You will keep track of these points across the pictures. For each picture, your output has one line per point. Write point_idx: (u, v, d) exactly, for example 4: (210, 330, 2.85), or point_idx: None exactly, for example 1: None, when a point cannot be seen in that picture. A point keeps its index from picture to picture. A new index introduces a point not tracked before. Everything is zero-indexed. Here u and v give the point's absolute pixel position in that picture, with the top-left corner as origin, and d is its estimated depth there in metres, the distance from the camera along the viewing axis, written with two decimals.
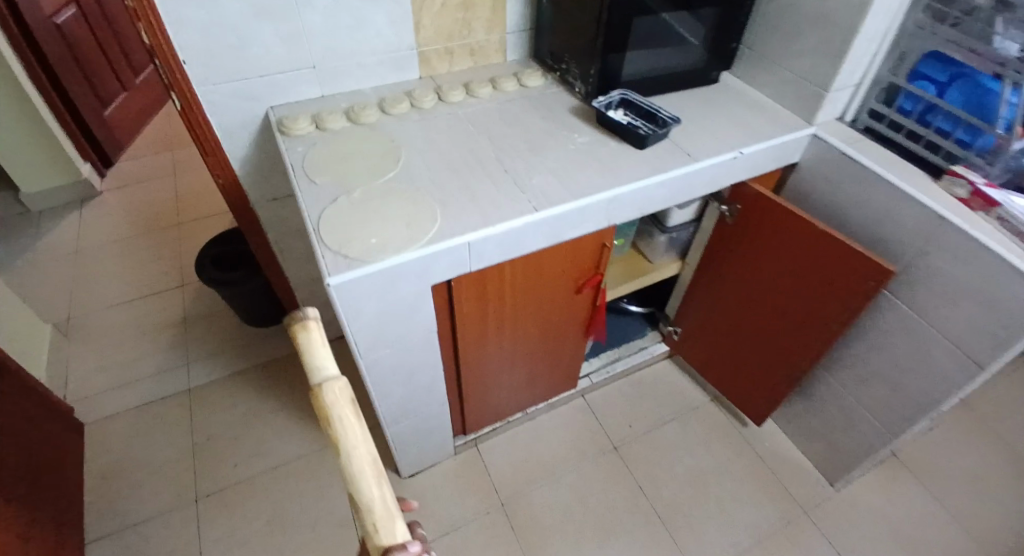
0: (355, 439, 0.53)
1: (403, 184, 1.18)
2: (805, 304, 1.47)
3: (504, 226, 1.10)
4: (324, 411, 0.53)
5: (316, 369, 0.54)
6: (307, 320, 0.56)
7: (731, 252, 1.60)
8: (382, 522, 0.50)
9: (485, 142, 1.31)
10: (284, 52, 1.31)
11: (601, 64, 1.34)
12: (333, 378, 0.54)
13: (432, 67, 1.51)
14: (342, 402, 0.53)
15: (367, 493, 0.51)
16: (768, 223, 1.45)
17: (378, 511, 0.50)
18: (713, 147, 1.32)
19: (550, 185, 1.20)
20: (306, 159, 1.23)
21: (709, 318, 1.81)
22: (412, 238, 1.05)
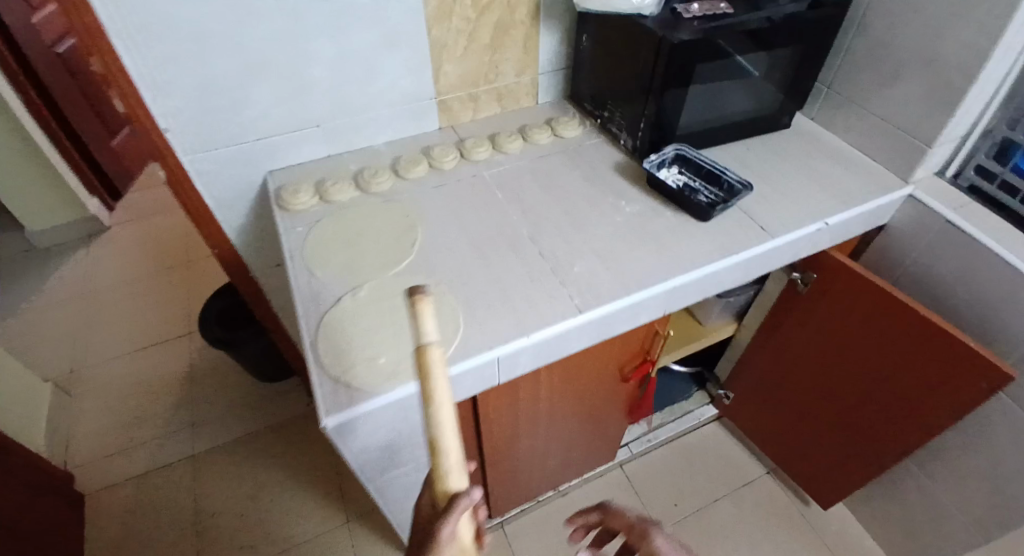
0: (445, 399, 0.53)
1: (420, 277, 0.99)
2: (892, 392, 1.25)
3: (542, 335, 0.90)
4: (423, 367, 0.54)
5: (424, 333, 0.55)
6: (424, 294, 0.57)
7: (802, 321, 1.38)
8: (452, 471, 0.54)
9: (516, 214, 1.11)
10: (285, 112, 1.13)
11: (653, 118, 1.14)
12: (437, 344, 0.54)
13: (455, 116, 1.31)
14: (440, 366, 0.53)
15: (444, 449, 0.54)
16: (851, 297, 1.23)
17: (451, 462, 0.54)
18: (792, 217, 1.09)
19: (596, 273, 1.00)
20: (304, 246, 1.04)
21: (770, 388, 1.59)
22: (429, 357, 0.86)
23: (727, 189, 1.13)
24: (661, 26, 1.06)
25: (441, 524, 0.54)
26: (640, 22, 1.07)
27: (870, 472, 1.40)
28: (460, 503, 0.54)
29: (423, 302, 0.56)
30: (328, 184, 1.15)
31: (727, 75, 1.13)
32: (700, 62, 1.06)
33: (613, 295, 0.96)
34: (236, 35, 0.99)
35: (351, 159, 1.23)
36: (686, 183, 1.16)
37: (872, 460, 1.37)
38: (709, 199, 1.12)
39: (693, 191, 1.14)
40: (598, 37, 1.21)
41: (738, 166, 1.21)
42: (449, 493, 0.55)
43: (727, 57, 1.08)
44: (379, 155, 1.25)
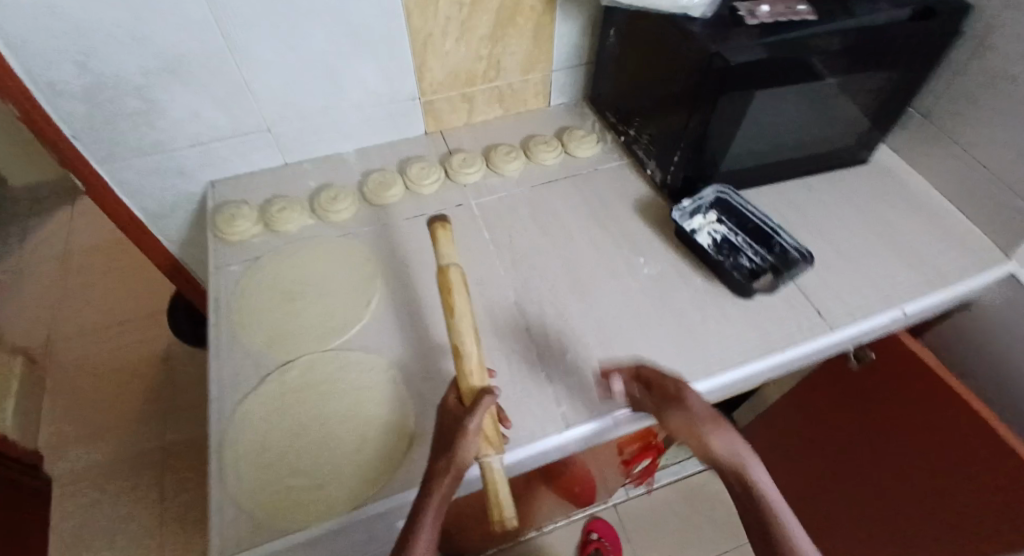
0: (463, 306, 0.64)
1: (369, 356, 0.79)
2: (928, 512, 0.98)
3: (518, 459, 0.70)
4: (446, 285, 0.64)
5: (446, 257, 0.66)
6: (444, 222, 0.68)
7: (838, 396, 1.13)
8: (474, 370, 0.63)
9: (502, 268, 0.89)
10: (226, 117, 0.91)
11: (690, 152, 0.89)
12: (455, 265, 0.65)
13: (444, 120, 1.06)
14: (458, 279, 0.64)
15: (467, 345, 0.63)
16: (904, 389, 0.96)
17: (472, 360, 0.63)
18: (856, 302, 0.85)
19: (591, 367, 0.78)
20: (234, 295, 0.84)
21: (790, 459, 1.34)
22: (363, 477, 0.69)
23: (778, 255, 0.89)
24: (712, 35, 0.78)
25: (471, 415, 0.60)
26: (684, 26, 0.80)
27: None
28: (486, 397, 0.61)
29: (445, 229, 0.66)
30: (275, 207, 0.93)
31: (797, 104, 0.85)
32: (759, 89, 0.79)
33: (609, 405, 0.74)
34: (149, 26, 0.77)
35: (311, 172, 1.00)
36: (725, 239, 0.91)
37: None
38: (753, 268, 0.88)
39: (732, 253, 0.90)
40: (631, 34, 0.93)
41: (792, 219, 0.95)
42: (474, 388, 0.62)
43: (796, 84, 0.81)
44: (345, 168, 1.01)
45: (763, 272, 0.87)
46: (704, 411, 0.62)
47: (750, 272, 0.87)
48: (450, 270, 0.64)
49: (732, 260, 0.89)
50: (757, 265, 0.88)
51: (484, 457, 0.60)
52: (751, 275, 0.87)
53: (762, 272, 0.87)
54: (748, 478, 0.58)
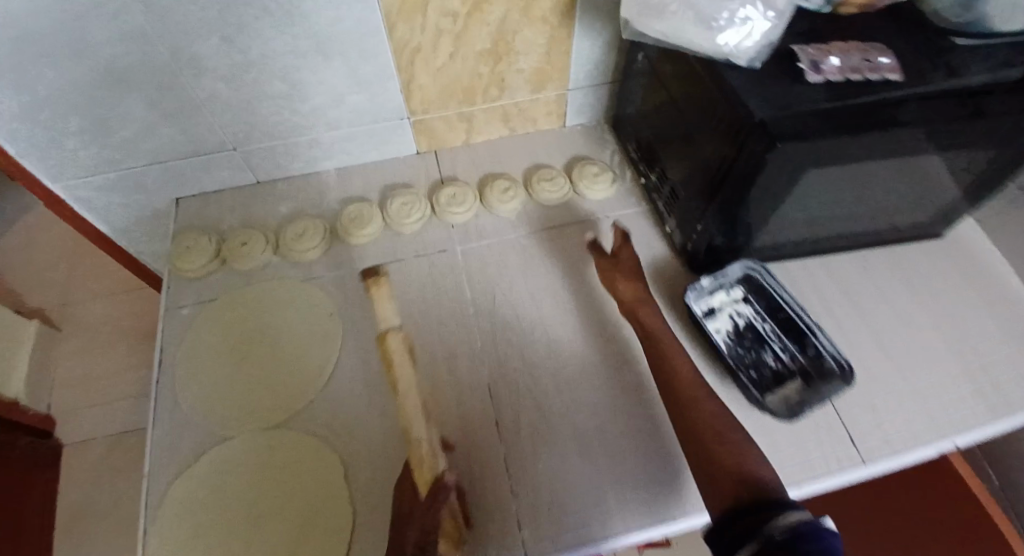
0: (407, 379, 0.64)
1: (314, 441, 0.70)
2: None
3: None
4: (388, 358, 0.65)
5: (387, 317, 0.70)
6: (379, 275, 0.73)
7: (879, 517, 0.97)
8: (426, 458, 0.59)
9: (480, 339, 0.77)
10: (184, 136, 0.79)
11: (718, 224, 0.73)
12: (395, 327, 0.68)
13: (439, 139, 0.91)
14: (400, 351, 0.65)
15: (417, 433, 0.60)
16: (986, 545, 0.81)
17: (423, 447, 0.60)
18: (895, 429, 0.71)
19: (564, 481, 0.68)
20: (180, 350, 0.77)
21: None
22: None
23: (811, 360, 0.73)
24: (764, 94, 0.59)
25: (427, 515, 0.55)
26: (723, 78, 0.61)
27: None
28: (441, 492, 0.56)
29: (378, 288, 0.71)
30: (236, 241, 0.83)
31: (865, 183, 0.67)
32: (813, 172, 0.61)
33: (579, 536, 0.65)
34: (81, 43, 0.65)
35: (283, 194, 0.89)
36: (751, 327, 0.77)
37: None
38: (778, 372, 0.74)
39: (756, 347, 0.76)
40: (663, 61, 0.74)
41: (835, 308, 0.80)
42: (429, 477, 0.58)
43: (869, 164, 0.62)
44: (320, 192, 0.89)
45: (788, 380, 0.73)
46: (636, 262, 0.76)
47: (772, 378, 0.74)
48: (388, 338, 0.65)
49: (753, 357, 0.75)
50: (783, 367, 0.74)
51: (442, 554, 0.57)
52: (773, 382, 0.73)
53: (787, 380, 0.73)
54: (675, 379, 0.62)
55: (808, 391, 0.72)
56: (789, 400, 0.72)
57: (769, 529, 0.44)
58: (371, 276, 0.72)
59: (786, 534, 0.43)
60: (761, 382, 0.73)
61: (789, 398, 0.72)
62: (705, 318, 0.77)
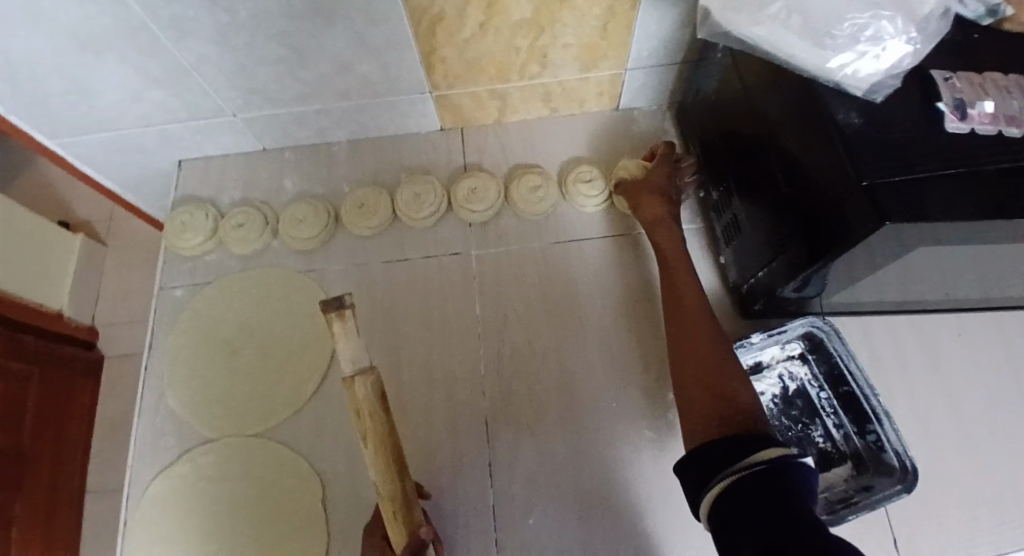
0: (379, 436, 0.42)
1: (294, 455, 0.65)
2: None
3: None
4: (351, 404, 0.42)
5: (352, 356, 0.41)
6: (344, 306, 0.41)
7: None
8: (398, 514, 0.44)
9: (484, 365, 0.69)
10: (178, 101, 0.70)
11: (779, 276, 0.60)
12: (365, 369, 0.41)
13: (467, 117, 0.78)
14: (369, 403, 0.41)
15: (384, 486, 0.43)
16: None
17: (395, 505, 0.43)
18: (955, 541, 0.60)
19: (552, 542, 0.61)
20: (170, 336, 0.72)
21: None
22: None
23: (868, 448, 0.61)
24: (871, 144, 0.44)
25: None
26: (826, 113, 0.46)
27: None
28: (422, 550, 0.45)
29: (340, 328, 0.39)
30: (232, 220, 0.75)
31: (987, 258, 0.51)
32: (921, 249, 0.46)
33: None
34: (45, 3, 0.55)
35: (289, 166, 0.80)
36: (804, 394, 0.65)
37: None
38: (825, 453, 0.63)
39: (806, 418, 0.64)
40: (748, 63, 0.58)
41: (911, 379, 0.67)
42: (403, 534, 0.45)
43: (1000, 246, 0.47)
44: (329, 168, 0.79)
45: (835, 465, 0.62)
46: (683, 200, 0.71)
47: (817, 461, 0.62)
48: (354, 389, 0.40)
49: (798, 431, 0.64)
50: (833, 449, 0.63)
51: None
52: (816, 465, 0.62)
53: (834, 465, 0.62)
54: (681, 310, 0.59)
55: (857, 482, 0.61)
56: (831, 492, 0.61)
57: (745, 461, 0.40)
58: (332, 312, 0.40)
59: (760, 467, 0.39)
60: None
61: (832, 489, 0.61)
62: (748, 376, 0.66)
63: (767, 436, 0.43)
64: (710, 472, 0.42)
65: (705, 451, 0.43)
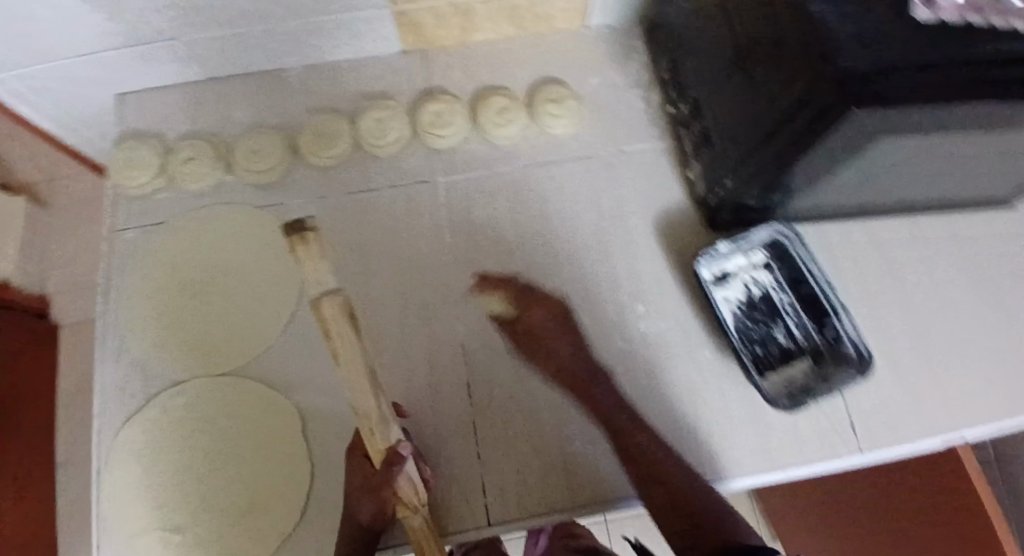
0: (352, 354, 0.40)
1: (268, 389, 0.64)
2: None
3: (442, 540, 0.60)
4: (322, 324, 0.40)
5: (319, 278, 0.40)
6: (305, 229, 0.40)
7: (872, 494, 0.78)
8: (377, 430, 0.43)
9: (457, 293, 0.68)
10: (113, 24, 0.64)
11: (747, 185, 0.60)
12: (332, 291, 0.40)
13: (428, 36, 0.75)
14: (339, 324, 0.39)
15: (360, 402, 0.41)
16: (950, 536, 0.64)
17: (374, 421, 0.42)
18: (910, 427, 0.64)
19: (533, 451, 0.63)
20: (126, 279, 0.69)
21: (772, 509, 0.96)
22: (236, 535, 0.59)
23: (828, 343, 0.65)
24: (845, 31, 0.43)
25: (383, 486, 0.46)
26: (803, 3, 0.44)
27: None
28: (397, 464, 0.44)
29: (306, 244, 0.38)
30: (181, 155, 0.71)
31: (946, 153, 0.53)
32: (887, 140, 0.46)
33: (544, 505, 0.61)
34: None
35: (239, 97, 0.75)
36: (767, 297, 0.67)
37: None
38: (786, 350, 0.66)
39: (768, 320, 0.66)
40: None
41: (873, 280, 0.70)
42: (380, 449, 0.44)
43: (961, 137, 0.48)
44: (282, 98, 0.75)
45: (796, 359, 0.65)
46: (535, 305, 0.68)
47: (778, 357, 0.65)
48: (321, 309, 0.39)
49: (761, 331, 0.66)
50: (794, 346, 0.66)
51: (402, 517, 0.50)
52: (778, 361, 0.65)
53: (795, 360, 0.65)
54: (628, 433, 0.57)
55: (816, 374, 0.64)
56: (792, 383, 0.65)
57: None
58: (293, 233, 0.40)
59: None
60: (765, 361, 0.65)
61: (794, 381, 0.64)
62: (714, 284, 0.66)
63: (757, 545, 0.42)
64: None
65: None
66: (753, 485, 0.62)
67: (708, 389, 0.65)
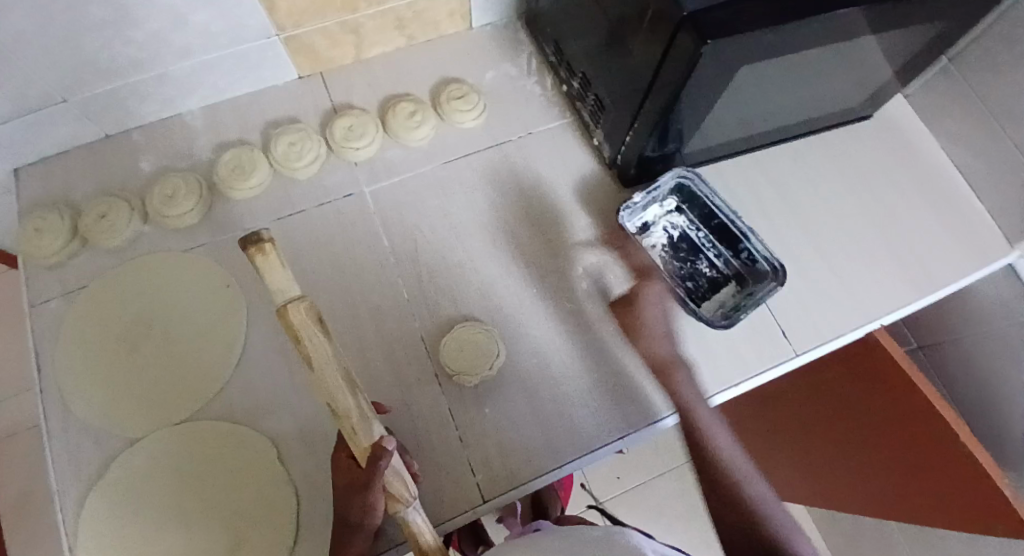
0: (324, 357, 0.41)
1: (234, 423, 0.63)
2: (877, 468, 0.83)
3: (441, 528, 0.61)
4: (291, 332, 0.41)
5: (284, 286, 0.41)
6: (264, 240, 0.41)
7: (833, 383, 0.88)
8: (359, 427, 0.42)
9: (404, 291, 0.70)
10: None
11: (644, 140, 0.66)
12: (299, 297, 0.41)
13: (322, 57, 0.78)
14: (308, 327, 0.40)
15: (332, 397, 0.41)
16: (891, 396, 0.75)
17: (354, 418, 0.42)
18: (828, 321, 0.72)
19: (511, 421, 0.65)
20: (58, 349, 0.66)
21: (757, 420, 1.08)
22: None
23: (745, 264, 0.71)
24: None
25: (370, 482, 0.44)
26: None
27: (825, 523, 1.21)
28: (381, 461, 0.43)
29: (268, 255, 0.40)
30: (92, 214, 0.69)
31: (797, 76, 0.61)
32: (746, 67, 0.53)
33: (531, 470, 0.63)
34: None
35: (142, 147, 0.75)
36: (685, 237, 0.74)
37: (850, 517, 1.14)
38: (714, 280, 0.72)
39: (691, 256, 0.73)
40: None
41: (770, 204, 0.78)
42: (364, 447, 0.43)
43: (804, 56, 0.56)
44: (188, 141, 0.76)
45: (723, 286, 0.72)
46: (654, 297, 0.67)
47: (708, 286, 0.72)
48: (288, 315, 0.40)
49: (688, 268, 0.73)
50: (719, 274, 0.72)
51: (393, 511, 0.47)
52: (708, 291, 0.72)
53: (722, 287, 0.72)
54: (707, 438, 0.58)
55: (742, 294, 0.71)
56: (725, 307, 0.70)
57: None
58: (253, 246, 0.40)
59: None
60: (697, 292, 0.72)
61: (725, 304, 0.71)
62: (638, 235, 0.73)
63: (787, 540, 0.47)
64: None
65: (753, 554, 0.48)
66: (709, 405, 0.67)
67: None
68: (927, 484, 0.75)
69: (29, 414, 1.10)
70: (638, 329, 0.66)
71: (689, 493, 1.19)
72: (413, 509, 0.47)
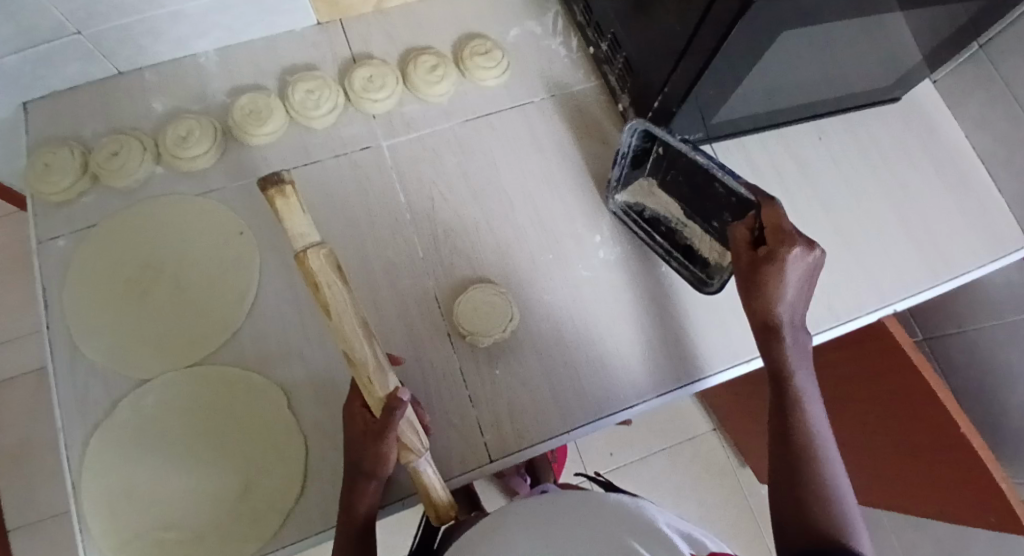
0: (343, 305, 0.39)
1: (244, 370, 0.63)
2: (882, 457, 0.84)
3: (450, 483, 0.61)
4: (308, 278, 0.39)
5: (303, 232, 0.39)
6: (285, 182, 0.39)
7: (835, 374, 0.89)
8: (376, 376, 0.42)
9: (420, 249, 0.69)
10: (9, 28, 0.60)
11: (672, 106, 0.64)
12: (318, 243, 0.39)
13: (342, 4, 0.76)
14: (328, 274, 0.39)
15: (353, 344, 0.40)
16: (894, 389, 0.75)
17: (372, 368, 0.41)
18: (843, 302, 0.72)
19: (523, 383, 0.65)
20: (65, 286, 0.65)
21: (735, 408, 1.10)
22: (238, 516, 0.58)
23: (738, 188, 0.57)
24: None
25: (384, 433, 0.44)
26: None
27: None
28: (397, 411, 0.43)
29: (286, 201, 0.38)
30: (103, 152, 0.68)
31: (838, 50, 0.59)
32: (786, 36, 0.51)
33: (540, 433, 0.63)
34: None
35: (154, 88, 0.73)
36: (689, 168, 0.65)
37: None
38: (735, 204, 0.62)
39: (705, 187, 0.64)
40: None
41: (791, 181, 0.78)
42: (379, 398, 0.42)
43: (849, 28, 0.53)
44: (203, 84, 0.74)
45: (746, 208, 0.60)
46: (795, 261, 0.49)
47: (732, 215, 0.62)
48: (308, 261, 0.38)
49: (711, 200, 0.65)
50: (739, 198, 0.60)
51: (404, 460, 0.47)
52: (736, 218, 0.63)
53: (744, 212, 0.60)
54: (799, 412, 0.50)
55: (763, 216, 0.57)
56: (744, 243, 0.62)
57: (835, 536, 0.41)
58: (271, 187, 0.38)
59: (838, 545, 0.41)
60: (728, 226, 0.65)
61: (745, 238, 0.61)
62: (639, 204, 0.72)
63: (828, 508, 0.44)
64: (795, 517, 0.45)
65: (788, 503, 0.46)
66: (719, 379, 0.68)
67: (671, 298, 0.70)
68: (932, 472, 0.75)
69: (32, 357, 1.10)
70: (761, 283, 0.51)
71: (683, 469, 1.20)
72: (424, 460, 0.48)
